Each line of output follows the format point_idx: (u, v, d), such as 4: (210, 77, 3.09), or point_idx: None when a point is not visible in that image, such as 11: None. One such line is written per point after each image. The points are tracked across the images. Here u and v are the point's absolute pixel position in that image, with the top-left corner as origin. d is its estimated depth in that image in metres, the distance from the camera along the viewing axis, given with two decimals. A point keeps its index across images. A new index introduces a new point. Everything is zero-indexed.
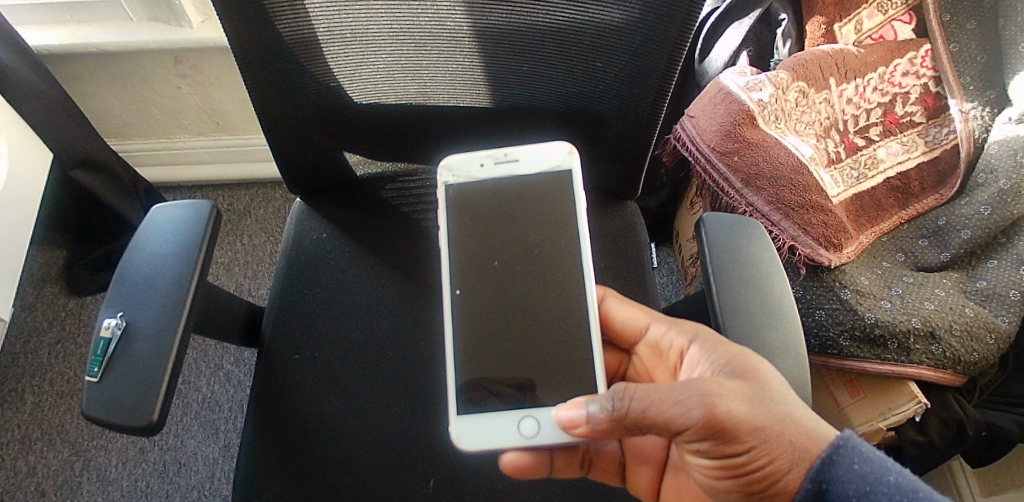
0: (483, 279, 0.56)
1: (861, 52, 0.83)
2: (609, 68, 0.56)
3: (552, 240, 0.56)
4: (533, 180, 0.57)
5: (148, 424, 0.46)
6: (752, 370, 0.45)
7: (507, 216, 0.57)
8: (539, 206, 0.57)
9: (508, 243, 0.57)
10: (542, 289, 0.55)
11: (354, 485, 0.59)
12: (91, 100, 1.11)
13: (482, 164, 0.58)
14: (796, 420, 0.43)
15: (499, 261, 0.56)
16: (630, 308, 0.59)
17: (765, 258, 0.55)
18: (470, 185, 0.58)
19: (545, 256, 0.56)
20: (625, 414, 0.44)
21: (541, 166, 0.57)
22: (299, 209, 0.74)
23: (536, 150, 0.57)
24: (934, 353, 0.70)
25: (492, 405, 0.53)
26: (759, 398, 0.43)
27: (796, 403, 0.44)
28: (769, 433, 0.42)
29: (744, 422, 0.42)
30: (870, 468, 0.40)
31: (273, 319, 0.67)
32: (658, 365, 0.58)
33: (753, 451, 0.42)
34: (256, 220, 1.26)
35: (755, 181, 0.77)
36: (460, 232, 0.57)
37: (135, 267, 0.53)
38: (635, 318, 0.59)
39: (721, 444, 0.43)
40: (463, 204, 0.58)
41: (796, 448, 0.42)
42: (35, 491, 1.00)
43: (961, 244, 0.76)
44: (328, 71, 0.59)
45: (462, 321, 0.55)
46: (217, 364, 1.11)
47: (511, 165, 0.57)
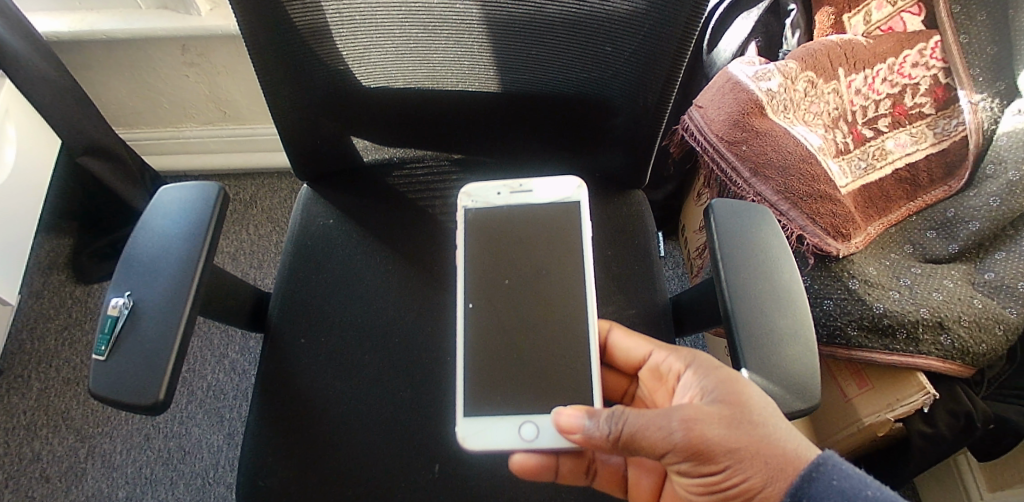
0: (494, 295, 0.57)
1: (869, 43, 0.82)
2: (620, 52, 0.55)
3: (562, 262, 0.57)
4: (544, 209, 0.59)
5: (154, 403, 0.46)
6: (736, 394, 0.45)
7: (520, 239, 0.58)
8: (549, 235, 0.58)
9: (522, 262, 0.58)
10: (554, 311, 0.56)
11: (359, 469, 0.59)
12: (98, 88, 1.11)
13: (499, 192, 0.60)
14: (773, 442, 0.43)
15: (510, 280, 0.57)
16: (635, 339, 0.59)
17: (774, 245, 0.55)
18: (487, 210, 0.60)
19: (553, 279, 0.57)
20: (617, 436, 0.46)
21: (552, 198, 0.59)
22: (306, 194, 0.74)
23: (550, 183, 0.60)
24: (943, 344, 0.70)
25: (499, 408, 0.54)
26: (739, 420, 0.44)
27: (779, 422, 0.44)
28: (744, 453, 0.43)
29: (719, 443, 0.43)
30: (849, 483, 0.40)
31: (279, 304, 0.67)
32: (658, 389, 0.56)
33: (729, 471, 0.43)
34: (262, 210, 1.26)
35: (763, 171, 0.77)
36: (475, 252, 0.58)
37: (143, 248, 0.53)
38: (638, 347, 0.58)
39: (699, 465, 0.44)
40: (479, 227, 0.59)
41: (771, 468, 0.43)
42: (40, 477, 1.00)
43: (969, 235, 0.76)
44: (337, 54, 0.59)
45: (474, 330, 0.56)
46: (222, 353, 1.11)
47: (526, 195, 0.59)
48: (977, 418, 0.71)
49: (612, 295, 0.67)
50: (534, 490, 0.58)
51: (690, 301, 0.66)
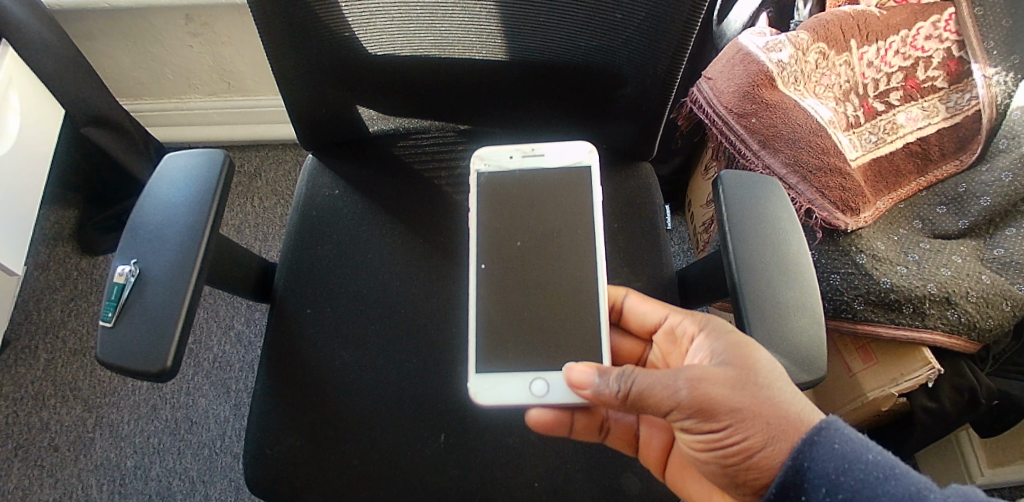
0: (507, 257, 0.57)
1: (884, 14, 0.80)
2: (630, 18, 0.54)
3: (573, 227, 0.57)
4: (556, 174, 0.59)
5: (163, 369, 0.47)
6: (745, 357, 0.45)
7: (531, 203, 0.58)
8: (560, 199, 0.58)
9: (533, 226, 0.57)
10: (565, 276, 0.56)
11: (366, 437, 0.59)
12: (101, 58, 1.10)
13: (511, 157, 0.59)
14: (777, 404, 0.43)
15: (522, 242, 0.57)
16: (650, 304, 0.59)
17: (783, 216, 0.54)
18: (500, 174, 0.59)
19: (565, 242, 0.57)
20: (626, 394, 0.46)
21: (563, 163, 0.59)
22: (312, 164, 0.74)
23: (561, 148, 0.59)
24: (949, 318, 0.70)
25: (511, 364, 0.54)
26: (745, 382, 0.44)
27: (784, 386, 0.44)
28: (747, 413, 0.43)
29: (723, 402, 0.43)
30: (850, 446, 0.40)
31: (285, 274, 0.67)
32: (673, 350, 0.57)
33: (730, 429, 0.44)
34: (266, 182, 1.25)
35: (773, 143, 0.76)
36: (487, 216, 0.58)
37: (149, 215, 0.53)
38: (652, 312, 0.59)
39: (702, 422, 0.45)
40: (491, 192, 0.59)
41: (774, 428, 0.43)
42: (49, 446, 1.02)
43: (980, 211, 0.75)
44: (342, 19, 0.57)
45: (486, 296, 0.56)
46: (228, 324, 1.12)
47: (537, 160, 0.59)
48: (981, 394, 0.72)
49: (619, 268, 0.67)
50: (538, 458, 0.58)
51: (697, 274, 0.66)
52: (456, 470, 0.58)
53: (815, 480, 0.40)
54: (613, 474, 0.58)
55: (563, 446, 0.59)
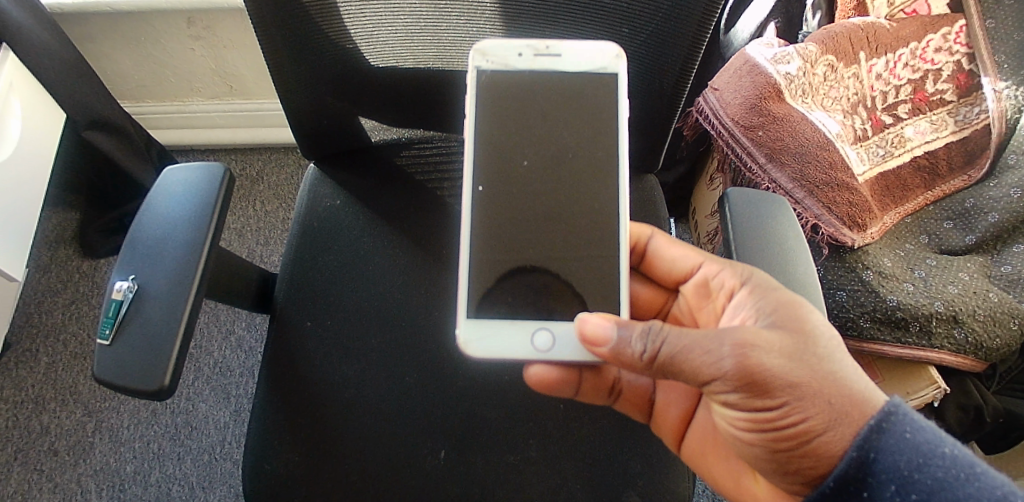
0: (510, 176, 0.53)
1: (893, 26, 0.79)
2: (636, 34, 0.54)
3: (590, 149, 0.53)
4: (571, 78, 0.53)
5: (159, 388, 0.46)
6: (795, 323, 0.43)
7: (542, 115, 0.54)
8: (575, 107, 0.54)
9: (544, 142, 0.54)
10: (577, 204, 0.53)
11: (365, 453, 0.59)
12: (103, 61, 1.10)
13: (520, 53, 0.53)
14: (839, 379, 0.42)
15: (529, 161, 0.54)
16: (680, 249, 0.59)
17: (790, 236, 0.54)
18: (505, 73, 0.53)
19: (579, 161, 0.54)
20: (654, 354, 0.44)
21: (581, 66, 0.53)
22: (314, 173, 0.74)
23: (579, 47, 0.53)
24: (956, 337, 0.69)
25: (508, 311, 0.52)
26: (800, 354, 0.42)
27: (844, 362, 0.43)
28: (806, 389, 0.41)
29: (779, 377, 0.41)
30: (923, 438, 0.38)
31: (286, 285, 0.66)
32: (702, 304, 0.55)
33: (787, 407, 0.41)
34: (267, 186, 1.25)
35: (779, 157, 0.76)
36: (488, 120, 0.53)
37: (148, 230, 0.52)
38: (684, 258, 0.58)
39: (752, 398, 0.42)
40: (495, 95, 0.53)
41: (837, 410, 0.41)
42: (49, 450, 1.01)
43: (987, 227, 0.75)
44: (345, 33, 0.57)
45: (484, 225, 0.53)
46: (228, 329, 1.11)
47: (552, 59, 0.53)
48: (987, 413, 0.73)
49: None
50: (540, 475, 0.58)
51: None
52: (457, 487, 0.57)
53: (883, 475, 0.39)
54: (616, 492, 0.57)
55: (565, 463, 0.58)
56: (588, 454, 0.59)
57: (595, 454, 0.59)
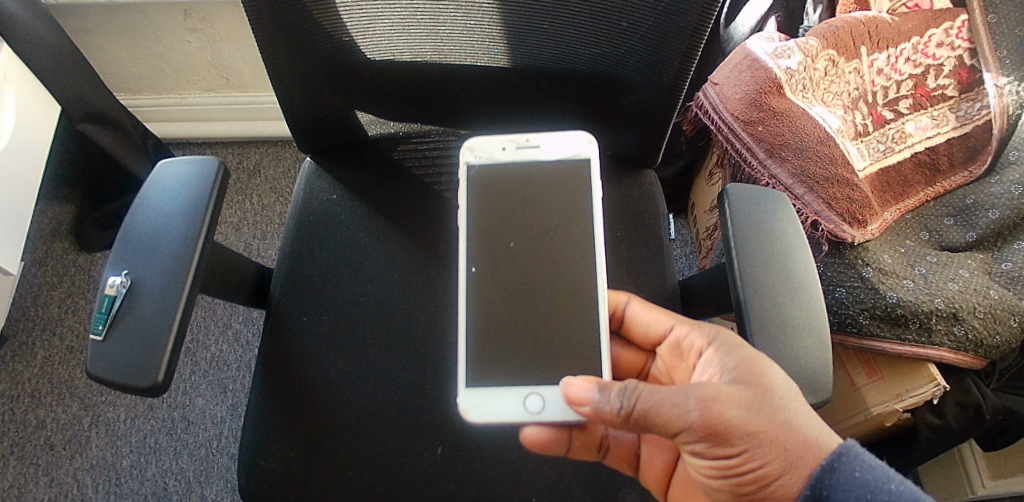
0: (499, 255, 0.54)
1: (895, 20, 0.79)
2: (635, 28, 0.53)
3: (571, 225, 0.54)
4: (551, 168, 0.55)
5: (154, 384, 0.46)
6: (758, 376, 0.43)
7: (526, 198, 0.55)
8: (556, 193, 0.55)
9: (528, 225, 0.54)
10: (562, 275, 0.53)
11: (360, 449, 0.58)
12: (99, 53, 1.09)
13: (504, 148, 0.56)
14: (795, 426, 0.42)
15: (515, 242, 0.54)
16: (653, 312, 0.57)
17: (790, 232, 0.53)
18: (491, 167, 0.56)
19: (561, 242, 0.54)
20: (629, 411, 0.43)
21: (560, 155, 0.56)
22: (310, 168, 0.73)
23: (557, 138, 0.56)
24: (956, 335, 0.69)
25: (502, 380, 0.51)
26: (760, 405, 0.42)
27: (802, 410, 0.43)
28: (763, 437, 0.41)
29: (738, 426, 0.41)
30: (872, 475, 0.38)
31: (282, 281, 0.66)
32: (678, 365, 0.55)
33: (746, 454, 0.41)
34: (265, 180, 1.24)
35: (779, 152, 0.75)
36: (478, 208, 0.55)
37: (141, 225, 0.52)
38: (657, 321, 0.57)
39: (715, 447, 0.42)
40: (483, 186, 0.55)
41: (792, 455, 0.41)
42: (45, 444, 1.01)
43: (988, 224, 0.74)
44: (341, 24, 0.56)
45: (476, 301, 0.53)
46: (225, 324, 1.11)
47: (533, 151, 0.56)
48: (987, 411, 0.71)
49: (620, 279, 0.66)
50: (536, 473, 0.57)
51: (701, 287, 0.64)
52: (453, 484, 0.57)
53: None
54: (612, 491, 0.57)
55: (562, 461, 0.58)
56: None
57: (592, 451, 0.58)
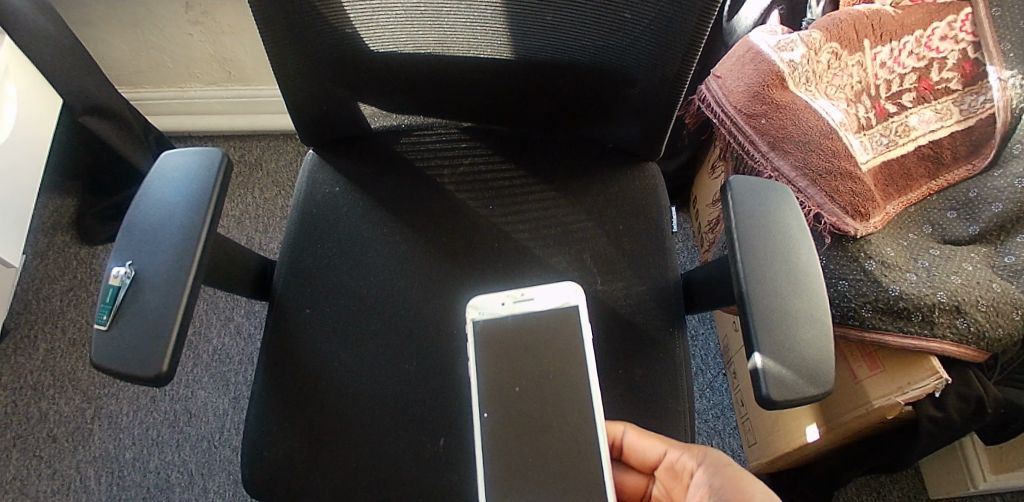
0: (507, 403, 0.54)
1: (898, 14, 0.79)
2: (638, 20, 0.53)
3: (568, 368, 0.54)
4: (546, 316, 0.56)
5: (157, 375, 0.46)
6: None
7: (528, 348, 0.55)
8: (553, 343, 0.55)
9: (531, 370, 0.54)
10: (564, 421, 0.53)
11: (362, 441, 0.59)
12: (101, 45, 1.09)
13: (503, 302, 0.57)
14: None
15: (520, 387, 0.54)
16: (650, 440, 0.56)
17: (793, 224, 0.53)
18: (493, 322, 0.56)
19: (559, 386, 0.54)
20: None
21: (552, 303, 0.56)
22: (312, 160, 0.73)
23: (549, 288, 0.57)
24: (958, 327, 0.68)
25: None
26: None
27: None
28: None
29: None
30: None
31: (285, 273, 0.66)
32: (676, 485, 0.56)
33: None
34: (267, 173, 1.24)
35: (782, 145, 0.75)
36: (483, 361, 0.55)
37: (145, 216, 0.52)
38: (653, 448, 0.56)
39: None
40: (489, 343, 0.55)
41: None
42: (47, 436, 1.01)
43: (991, 217, 0.74)
44: (345, 17, 0.56)
45: (492, 451, 0.53)
46: (227, 317, 1.11)
47: (529, 303, 0.56)
48: (988, 403, 0.71)
49: (622, 272, 0.66)
50: None
51: (704, 280, 0.64)
52: (455, 476, 0.57)
53: None
54: None
55: None
56: None
57: None
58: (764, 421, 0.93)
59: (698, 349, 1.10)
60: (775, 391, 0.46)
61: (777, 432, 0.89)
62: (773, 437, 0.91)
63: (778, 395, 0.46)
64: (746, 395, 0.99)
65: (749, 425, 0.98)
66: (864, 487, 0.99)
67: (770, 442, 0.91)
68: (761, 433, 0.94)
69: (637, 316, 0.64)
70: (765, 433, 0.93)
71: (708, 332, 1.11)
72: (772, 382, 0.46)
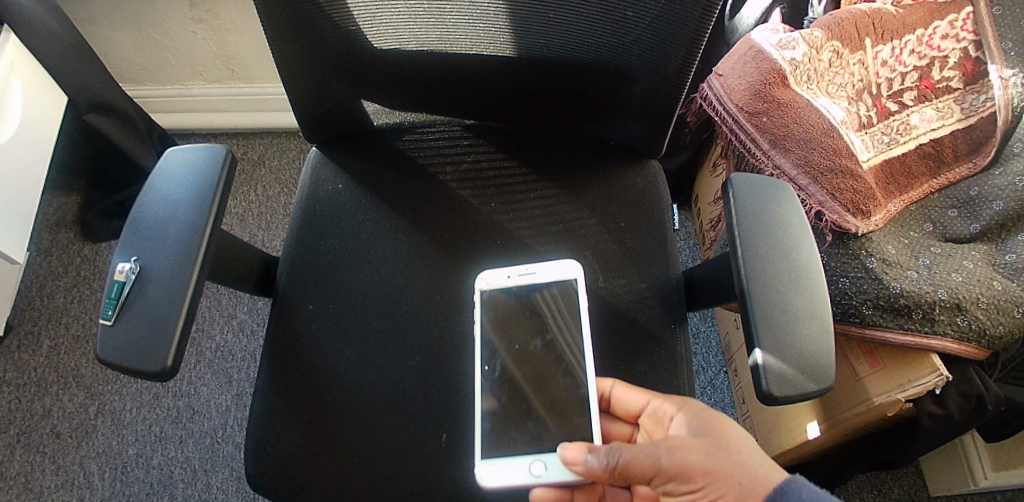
0: (506, 360, 0.57)
1: (900, 12, 0.79)
2: (640, 17, 0.53)
3: (565, 331, 0.57)
4: (548, 289, 0.59)
5: (163, 369, 0.46)
6: (716, 430, 0.49)
7: (529, 315, 0.58)
8: (552, 312, 0.58)
9: (531, 332, 0.58)
10: (558, 376, 0.56)
11: (364, 435, 0.59)
12: (104, 43, 1.09)
13: (508, 275, 0.60)
14: (744, 461, 0.46)
15: (519, 346, 0.57)
16: (633, 391, 0.57)
17: (794, 221, 0.53)
18: (498, 293, 0.60)
19: (556, 347, 0.57)
20: (612, 466, 0.48)
21: (553, 277, 0.59)
22: (315, 158, 0.73)
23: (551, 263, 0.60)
24: (959, 325, 0.68)
25: (511, 449, 0.54)
26: (715, 451, 0.47)
27: (756, 455, 0.47)
28: (721, 473, 0.46)
29: (699, 466, 0.46)
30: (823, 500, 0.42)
31: (288, 270, 0.66)
32: (658, 432, 0.56)
33: (704, 491, 0.46)
34: (269, 171, 1.25)
35: (784, 143, 0.76)
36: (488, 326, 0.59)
37: (150, 212, 0.52)
38: (635, 399, 0.57)
39: (681, 485, 0.47)
40: (494, 311, 0.59)
41: (744, 485, 0.45)
42: (51, 432, 1.02)
43: (992, 215, 0.74)
44: (348, 14, 0.57)
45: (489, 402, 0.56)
46: (230, 314, 1.12)
47: (531, 277, 0.60)
48: (988, 400, 0.72)
49: (623, 268, 0.66)
50: None
51: (705, 277, 0.65)
52: (457, 471, 0.58)
53: None
54: None
55: None
56: None
57: None
58: (765, 419, 0.93)
59: (699, 347, 1.11)
60: (776, 386, 0.47)
61: (778, 429, 0.90)
62: (774, 434, 0.91)
63: (778, 391, 0.46)
64: (747, 393, 0.99)
65: (750, 422, 0.98)
66: (864, 484, 0.99)
67: (772, 440, 0.91)
68: (762, 431, 0.95)
69: (639, 312, 0.64)
70: (766, 431, 0.93)
71: (710, 330, 1.12)
72: (773, 378, 0.47)
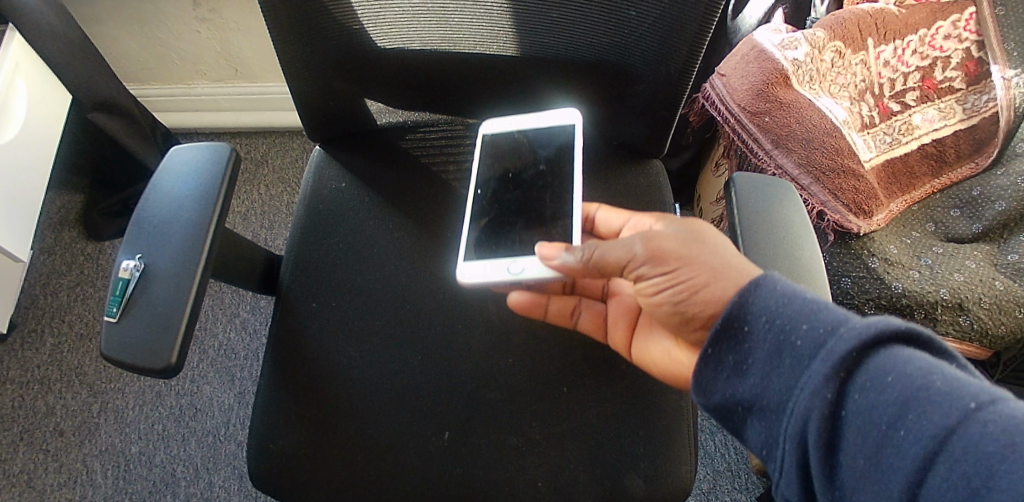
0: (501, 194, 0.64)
1: (902, 13, 0.79)
2: (643, 16, 0.53)
3: (557, 166, 0.64)
4: (546, 133, 0.66)
5: (167, 366, 0.46)
6: (691, 226, 0.47)
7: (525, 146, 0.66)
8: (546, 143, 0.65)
9: (524, 172, 0.65)
10: (547, 201, 0.62)
11: (367, 432, 0.59)
12: (109, 42, 1.10)
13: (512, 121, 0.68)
14: (717, 254, 0.44)
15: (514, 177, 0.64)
16: (615, 213, 0.63)
17: (796, 221, 0.53)
18: (501, 136, 0.68)
19: (547, 180, 0.63)
20: (586, 258, 0.48)
21: (552, 122, 0.66)
22: (319, 156, 0.73)
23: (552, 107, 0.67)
24: (962, 325, 0.69)
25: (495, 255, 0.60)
26: (691, 241, 0.45)
27: (731, 249, 0.45)
28: (692, 257, 0.44)
29: (672, 250, 0.44)
30: (793, 290, 0.39)
31: (292, 267, 0.67)
32: None
33: (677, 272, 0.44)
34: (273, 170, 1.25)
35: (786, 143, 0.76)
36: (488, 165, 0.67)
37: (154, 210, 0.52)
38: (615, 219, 0.63)
39: (654, 270, 0.45)
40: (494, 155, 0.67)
41: (715, 269, 0.43)
42: (54, 430, 1.02)
43: (995, 215, 0.74)
44: (352, 13, 0.57)
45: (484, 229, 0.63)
46: (233, 313, 1.12)
47: (531, 121, 0.67)
48: None
49: None
50: (541, 457, 0.58)
51: None
52: (459, 467, 0.58)
53: (762, 317, 0.39)
54: (618, 477, 0.57)
55: (568, 444, 0.58)
56: (590, 436, 0.59)
57: (599, 439, 0.59)
58: None
59: None
60: None
61: None
62: None
63: None
64: None
65: None
66: None
67: None
68: None
69: None
70: None
71: None
72: None
